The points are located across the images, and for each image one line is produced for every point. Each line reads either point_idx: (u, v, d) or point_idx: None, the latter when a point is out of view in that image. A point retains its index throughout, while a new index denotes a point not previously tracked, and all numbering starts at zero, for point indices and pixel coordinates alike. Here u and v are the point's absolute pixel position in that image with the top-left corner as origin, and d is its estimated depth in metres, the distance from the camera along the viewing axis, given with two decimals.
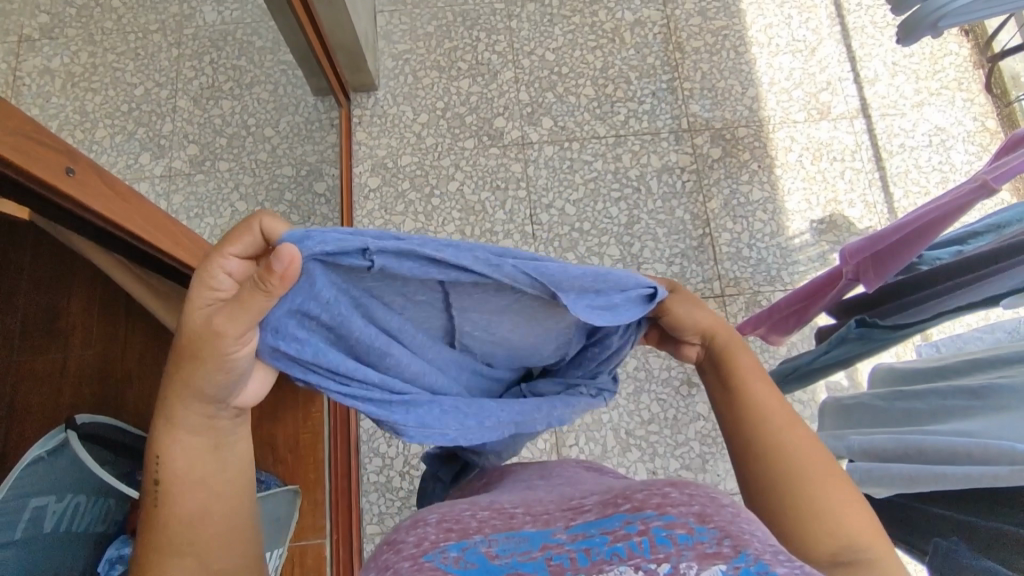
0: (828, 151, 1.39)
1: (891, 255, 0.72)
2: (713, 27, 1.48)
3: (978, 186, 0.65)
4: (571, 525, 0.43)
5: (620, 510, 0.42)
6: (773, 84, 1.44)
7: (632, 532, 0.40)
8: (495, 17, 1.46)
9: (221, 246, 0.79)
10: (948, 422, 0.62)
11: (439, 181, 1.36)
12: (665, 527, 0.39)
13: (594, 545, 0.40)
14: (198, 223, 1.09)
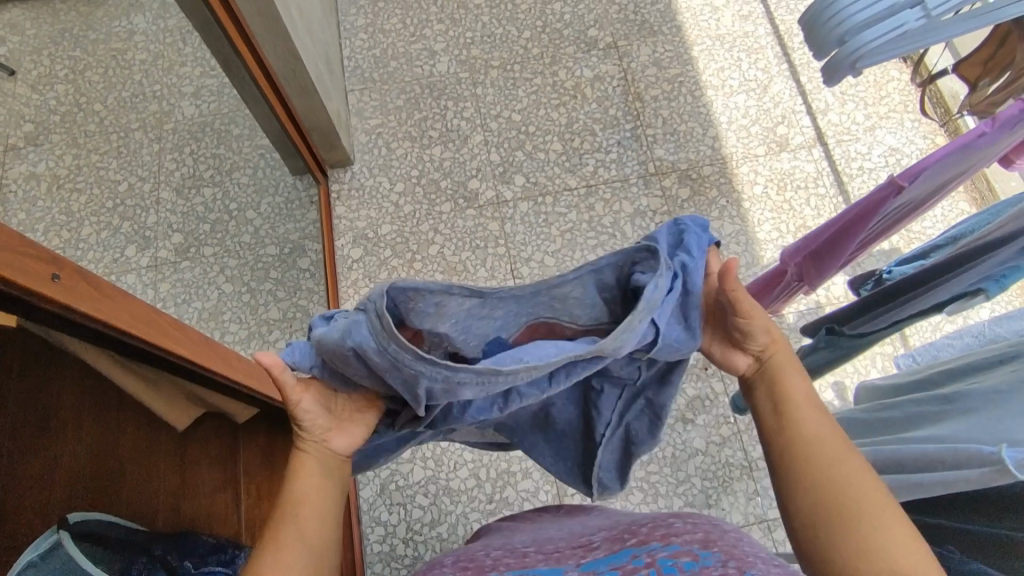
0: (791, 180, 1.45)
1: (824, 255, 0.80)
2: (668, 75, 1.56)
3: (888, 186, 0.70)
4: (581, 562, 0.47)
5: (627, 545, 0.47)
6: (731, 123, 1.51)
7: (639, 565, 0.44)
8: (461, 86, 1.54)
9: (208, 333, 0.81)
10: (920, 428, 0.63)
11: (419, 246, 1.38)
12: (670, 557, 0.43)
13: None
14: (187, 309, 1.12)
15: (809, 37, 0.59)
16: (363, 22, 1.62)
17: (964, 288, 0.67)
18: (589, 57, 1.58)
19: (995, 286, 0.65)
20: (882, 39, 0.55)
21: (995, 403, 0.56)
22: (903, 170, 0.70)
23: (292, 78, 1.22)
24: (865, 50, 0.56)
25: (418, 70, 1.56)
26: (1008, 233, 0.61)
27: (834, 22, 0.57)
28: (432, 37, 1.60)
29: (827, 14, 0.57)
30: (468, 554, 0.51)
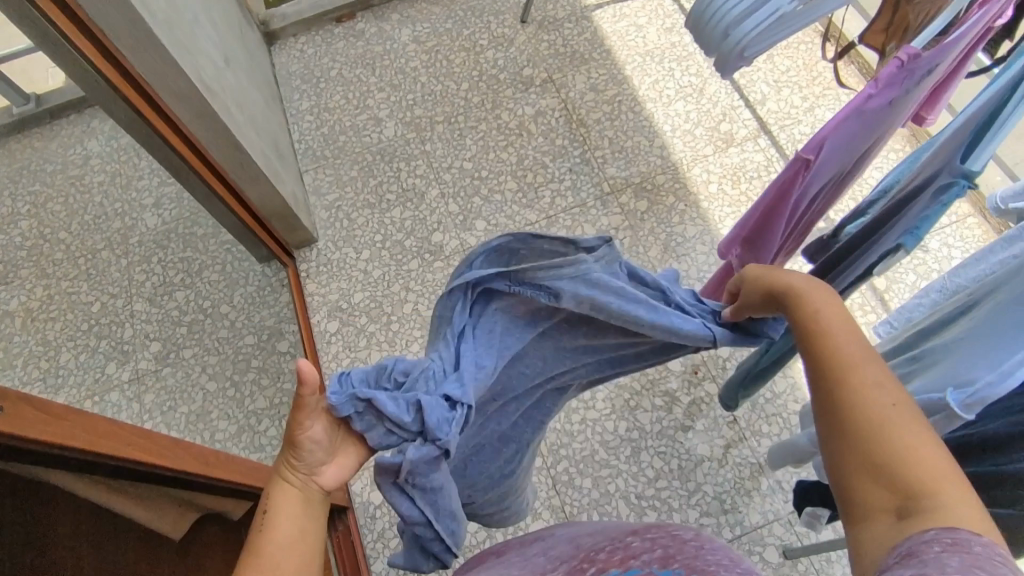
0: (744, 173, 1.47)
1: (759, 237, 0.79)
2: (606, 97, 1.60)
3: (796, 163, 0.67)
4: None
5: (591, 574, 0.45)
6: (676, 130, 1.54)
7: None
8: (410, 146, 1.57)
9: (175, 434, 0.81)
10: None
11: (394, 308, 1.37)
12: None
13: None
14: None
15: (698, 42, 0.61)
16: (307, 103, 1.66)
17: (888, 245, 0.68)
18: (528, 95, 1.62)
19: (912, 237, 0.66)
20: (758, 27, 0.57)
21: (958, 355, 0.56)
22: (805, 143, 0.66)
23: (243, 170, 1.22)
24: (746, 40, 0.58)
25: (367, 139, 1.60)
26: (926, 179, 0.63)
27: (714, 21, 0.59)
28: (375, 105, 1.65)
29: (708, 19, 0.59)
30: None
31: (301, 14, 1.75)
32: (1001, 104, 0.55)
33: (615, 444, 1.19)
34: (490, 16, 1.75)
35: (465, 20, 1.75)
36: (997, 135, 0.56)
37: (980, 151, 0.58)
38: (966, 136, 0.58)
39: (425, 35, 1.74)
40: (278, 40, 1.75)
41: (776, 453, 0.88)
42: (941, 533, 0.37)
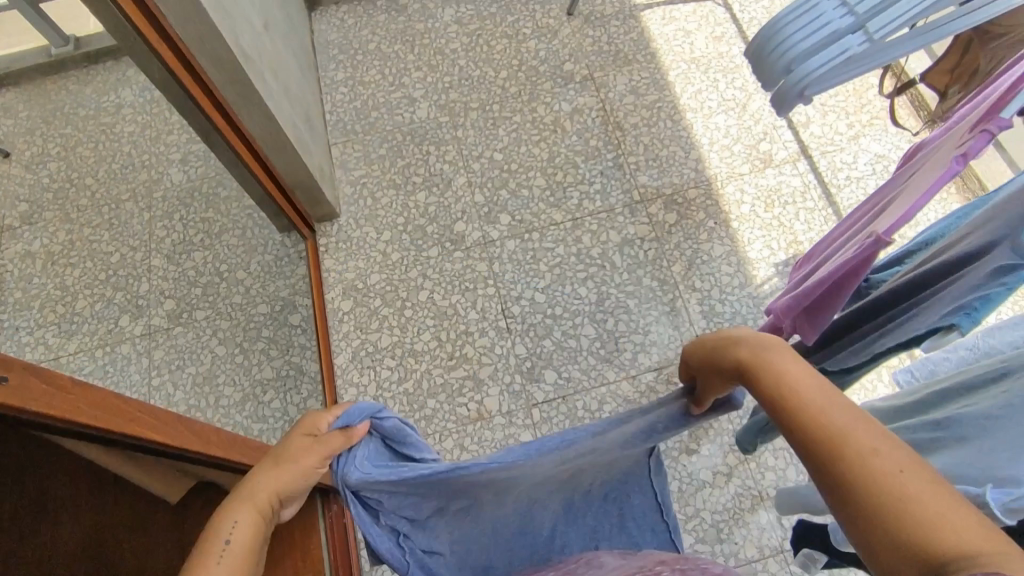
0: (779, 197, 1.44)
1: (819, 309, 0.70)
2: (646, 102, 1.57)
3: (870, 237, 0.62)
4: None
5: None
6: (713, 144, 1.51)
7: None
8: (441, 130, 1.54)
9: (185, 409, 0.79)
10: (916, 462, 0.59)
11: (409, 293, 1.37)
12: None
13: None
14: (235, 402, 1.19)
15: (756, 73, 0.57)
16: (343, 74, 1.63)
17: (939, 321, 0.65)
18: (567, 91, 1.59)
19: (967, 320, 0.63)
20: (826, 68, 0.53)
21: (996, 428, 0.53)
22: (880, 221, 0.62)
23: (272, 140, 1.20)
24: (811, 78, 0.53)
25: (399, 118, 1.56)
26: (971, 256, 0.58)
27: (778, 52, 0.55)
28: (411, 84, 1.61)
29: (768, 49, 0.56)
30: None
31: None
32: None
33: None
34: (536, 5, 1.71)
35: (510, 7, 1.71)
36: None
37: None
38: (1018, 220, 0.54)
39: (468, 17, 1.70)
40: (321, 7, 1.73)
41: (783, 499, 0.85)
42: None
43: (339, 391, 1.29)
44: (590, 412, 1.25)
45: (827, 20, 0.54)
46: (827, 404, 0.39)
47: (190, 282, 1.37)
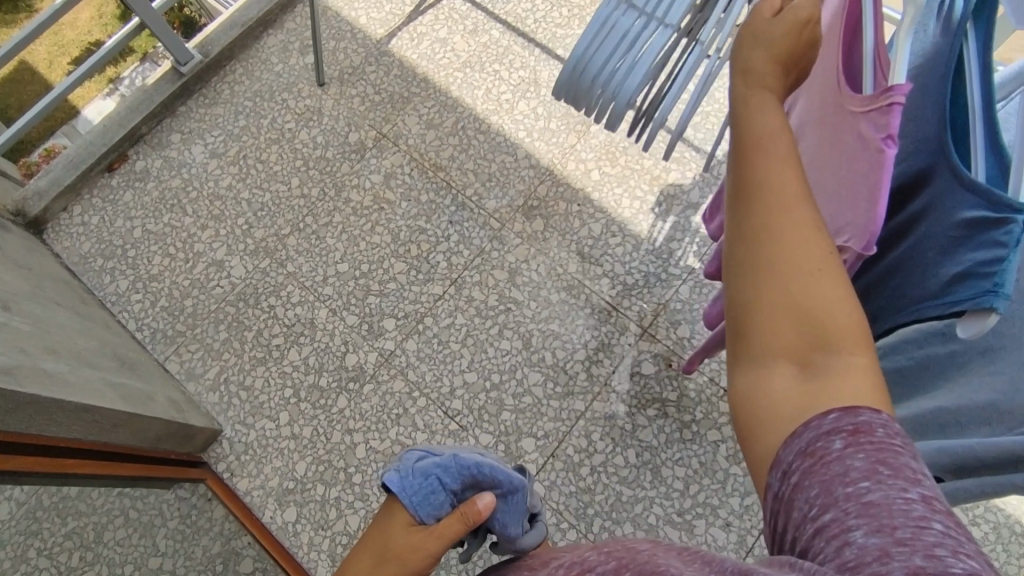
0: (616, 148, 1.41)
1: None
2: (447, 129, 1.46)
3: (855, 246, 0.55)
4: None
5: None
6: (531, 133, 1.44)
7: None
8: (270, 275, 1.34)
9: None
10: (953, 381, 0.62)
11: (346, 457, 1.20)
12: None
13: None
14: None
15: (578, 105, 0.78)
16: (125, 280, 1.36)
17: (952, 309, 0.51)
18: (368, 162, 1.43)
19: (994, 298, 0.48)
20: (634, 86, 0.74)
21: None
22: (842, 223, 0.56)
23: (98, 426, 0.95)
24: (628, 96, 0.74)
25: (217, 289, 1.34)
26: (923, 202, 0.55)
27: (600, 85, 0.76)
28: (206, 247, 1.37)
29: (593, 83, 0.77)
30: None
31: (59, 182, 1.40)
32: (963, 92, 0.53)
33: (636, 479, 1.19)
34: (283, 92, 1.51)
35: (257, 109, 1.50)
36: (982, 141, 0.52)
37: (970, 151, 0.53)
38: (949, 146, 0.52)
39: (221, 143, 1.47)
40: (49, 222, 1.41)
41: None
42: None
43: None
44: (585, 449, 1.21)
45: (653, 49, 0.74)
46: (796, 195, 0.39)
47: None
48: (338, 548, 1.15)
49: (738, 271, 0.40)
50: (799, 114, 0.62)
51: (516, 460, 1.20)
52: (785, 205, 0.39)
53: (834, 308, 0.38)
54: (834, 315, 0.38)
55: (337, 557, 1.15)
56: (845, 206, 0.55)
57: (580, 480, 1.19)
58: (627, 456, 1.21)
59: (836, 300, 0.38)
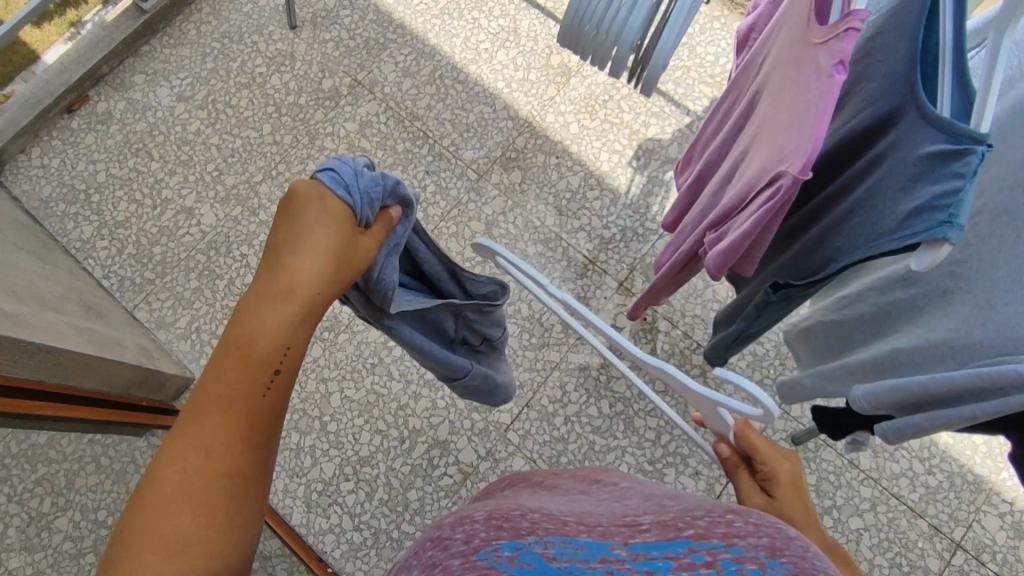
0: (596, 100, 1.40)
1: (749, 254, 0.62)
2: (425, 77, 1.42)
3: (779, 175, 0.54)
4: (630, 538, 0.39)
5: (681, 534, 0.38)
6: (511, 83, 1.42)
7: (698, 562, 0.36)
8: (241, 223, 1.31)
9: None
10: (912, 323, 0.64)
11: (321, 406, 1.21)
12: (734, 558, 0.35)
13: (655, 567, 0.36)
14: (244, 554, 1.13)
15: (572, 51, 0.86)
16: (90, 226, 1.31)
17: (907, 242, 0.52)
18: (342, 109, 1.39)
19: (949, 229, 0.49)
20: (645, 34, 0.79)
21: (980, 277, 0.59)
22: (779, 151, 0.55)
23: (65, 369, 0.93)
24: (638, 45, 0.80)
25: (186, 237, 1.30)
26: (887, 142, 0.55)
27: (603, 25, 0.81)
28: (174, 194, 1.33)
29: (584, 33, 0.83)
30: (501, 510, 0.44)
31: (15, 123, 1.34)
32: (935, 26, 0.52)
33: (607, 428, 1.21)
34: (253, 35, 1.45)
35: (225, 51, 1.44)
36: (950, 70, 0.52)
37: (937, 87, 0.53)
38: (918, 79, 0.52)
39: (187, 86, 1.41)
40: (6, 165, 1.35)
41: (783, 390, 0.91)
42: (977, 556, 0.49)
43: (316, 547, 1.14)
44: (559, 400, 1.23)
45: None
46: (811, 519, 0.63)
47: (69, 557, 1.09)
48: (313, 496, 1.17)
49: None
50: (776, 52, 0.62)
51: (491, 410, 1.22)
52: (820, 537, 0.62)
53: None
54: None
55: (313, 505, 1.17)
56: (787, 135, 0.55)
57: (554, 430, 1.21)
58: (600, 406, 1.23)
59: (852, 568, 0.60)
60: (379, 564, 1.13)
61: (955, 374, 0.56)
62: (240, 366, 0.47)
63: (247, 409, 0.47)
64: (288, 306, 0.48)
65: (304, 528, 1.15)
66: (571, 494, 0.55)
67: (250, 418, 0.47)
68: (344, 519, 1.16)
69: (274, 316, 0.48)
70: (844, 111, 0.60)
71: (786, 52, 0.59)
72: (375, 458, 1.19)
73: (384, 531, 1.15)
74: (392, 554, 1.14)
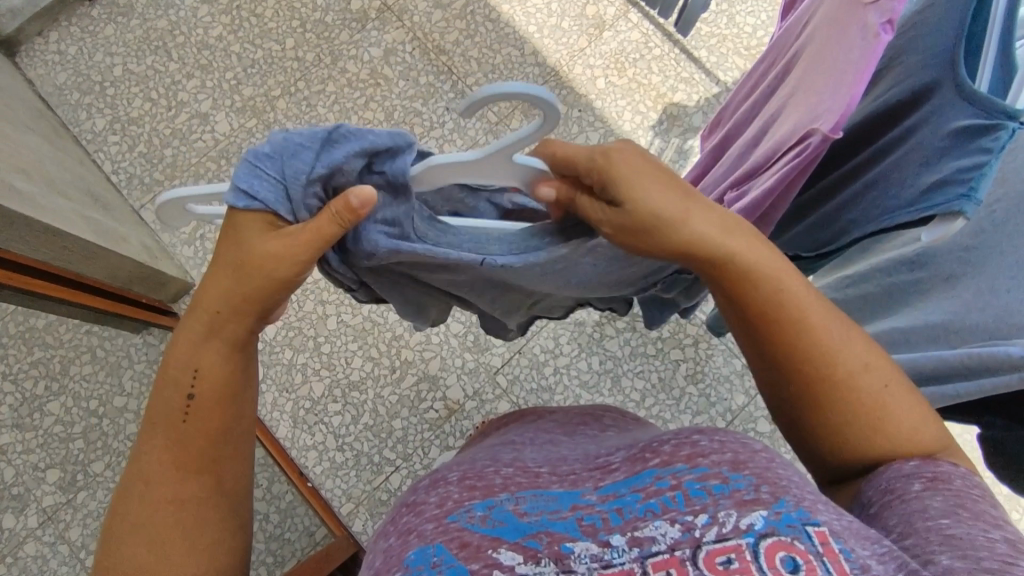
0: (627, 57, 1.37)
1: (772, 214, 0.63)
2: (456, 11, 1.39)
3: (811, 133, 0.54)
4: (600, 485, 0.45)
5: (651, 464, 0.44)
6: (542, 29, 1.38)
7: (664, 488, 0.42)
8: (255, 136, 1.30)
9: None
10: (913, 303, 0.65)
11: (317, 327, 1.23)
12: (700, 479, 0.42)
13: (626, 503, 0.42)
14: None
15: None
16: (103, 119, 1.30)
17: (923, 214, 0.52)
18: (368, 34, 1.36)
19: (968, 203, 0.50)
20: None
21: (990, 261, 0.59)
22: (816, 109, 0.55)
23: (68, 254, 0.93)
24: None
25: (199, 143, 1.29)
26: (917, 118, 0.55)
27: None
28: (190, 98, 1.31)
29: None
30: (476, 470, 0.48)
31: (35, 3, 1.31)
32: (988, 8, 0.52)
33: (594, 383, 1.24)
34: None
35: None
36: (993, 55, 0.52)
37: (977, 69, 0.52)
38: (959, 59, 0.52)
39: None
40: (23, 46, 1.33)
41: None
42: (967, 473, 0.46)
43: (298, 461, 1.17)
44: (550, 351, 1.25)
45: None
46: (803, 306, 0.51)
47: (61, 440, 1.12)
48: (300, 413, 1.20)
49: (827, 419, 0.51)
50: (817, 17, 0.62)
51: (483, 352, 1.24)
52: (814, 334, 0.50)
53: (856, 359, 0.50)
54: (873, 378, 0.50)
55: (299, 421, 1.19)
56: (826, 93, 0.55)
57: (543, 379, 1.24)
58: (590, 362, 1.25)
59: (858, 351, 0.50)
60: (357, 485, 1.17)
61: (947, 353, 0.58)
62: (159, 404, 0.51)
63: (171, 439, 0.50)
64: (209, 341, 0.52)
65: (289, 442, 1.18)
66: (554, 430, 0.58)
67: (179, 448, 0.50)
68: (328, 438, 1.19)
69: (215, 358, 0.52)
70: (879, 85, 0.60)
71: (827, 16, 0.59)
72: (364, 383, 1.21)
73: (365, 454, 1.18)
74: (371, 476, 1.17)
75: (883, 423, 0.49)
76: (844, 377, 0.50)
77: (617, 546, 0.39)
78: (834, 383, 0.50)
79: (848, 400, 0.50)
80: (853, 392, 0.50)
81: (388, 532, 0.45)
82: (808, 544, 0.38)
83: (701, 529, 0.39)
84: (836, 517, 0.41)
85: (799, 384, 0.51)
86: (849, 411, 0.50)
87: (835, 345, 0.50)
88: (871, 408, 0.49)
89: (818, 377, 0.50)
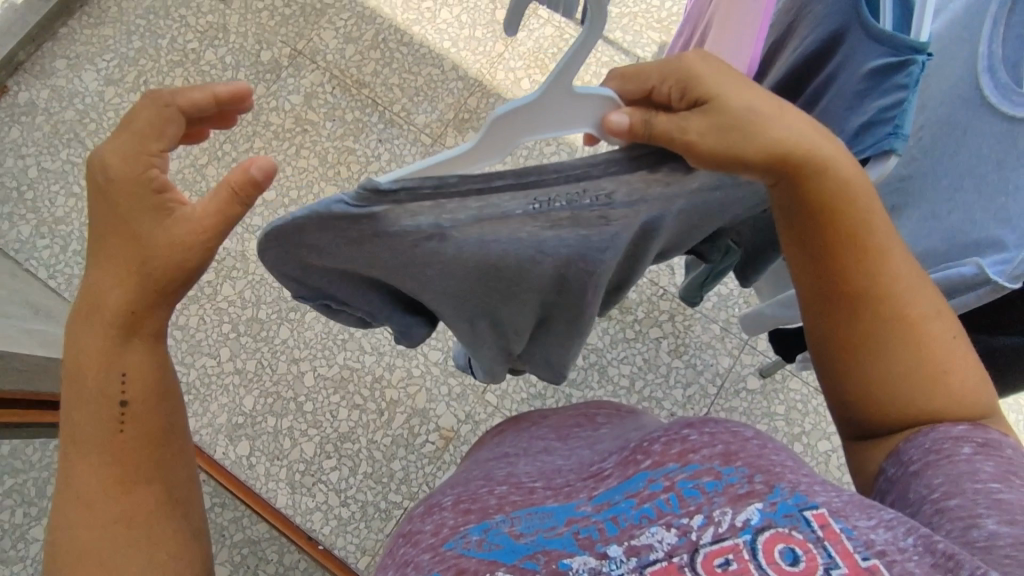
0: (546, 54, 1.37)
1: None
2: (367, 42, 1.37)
3: None
4: (595, 491, 0.43)
5: (642, 466, 0.43)
6: (456, 43, 1.38)
7: (657, 491, 0.41)
8: None
9: None
10: None
11: (295, 387, 1.19)
12: (690, 477, 0.41)
13: (621, 508, 0.41)
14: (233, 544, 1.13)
15: None
16: (27, 225, 1.24)
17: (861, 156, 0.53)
18: (284, 82, 1.34)
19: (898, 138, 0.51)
20: None
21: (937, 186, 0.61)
22: None
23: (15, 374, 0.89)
24: None
25: None
26: (831, 65, 0.56)
27: None
28: None
29: None
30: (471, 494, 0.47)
31: None
32: None
33: (583, 380, 1.23)
34: (181, 8, 1.37)
35: (152, 28, 1.36)
36: None
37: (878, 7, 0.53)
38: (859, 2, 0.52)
39: (115, 69, 1.33)
40: None
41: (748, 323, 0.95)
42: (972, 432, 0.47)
43: (304, 526, 1.14)
44: None
45: None
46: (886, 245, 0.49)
47: None
48: (296, 477, 1.16)
49: (887, 365, 0.49)
50: None
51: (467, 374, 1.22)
52: (887, 281, 0.49)
53: (922, 309, 0.49)
54: (937, 332, 0.49)
55: (297, 485, 1.16)
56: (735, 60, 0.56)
57: (531, 386, 1.23)
58: None
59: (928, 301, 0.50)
60: (369, 535, 1.14)
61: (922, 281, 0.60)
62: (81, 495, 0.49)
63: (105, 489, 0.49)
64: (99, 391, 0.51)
65: (291, 509, 1.15)
66: (550, 438, 0.57)
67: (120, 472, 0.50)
68: (330, 496, 1.16)
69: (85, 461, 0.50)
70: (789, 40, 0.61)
71: None
72: (355, 432, 1.19)
73: (371, 503, 1.15)
74: (381, 523, 1.14)
75: (943, 380, 0.49)
76: (915, 324, 0.49)
77: (615, 556, 0.39)
78: (901, 326, 0.49)
79: (908, 353, 0.49)
80: (917, 345, 0.49)
81: (389, 564, 0.45)
82: (808, 534, 0.38)
83: (698, 534, 0.39)
84: (837, 496, 0.41)
85: (844, 340, 0.51)
86: (906, 365, 0.49)
87: (901, 293, 0.49)
88: (926, 365, 0.49)
89: (883, 319, 0.49)
